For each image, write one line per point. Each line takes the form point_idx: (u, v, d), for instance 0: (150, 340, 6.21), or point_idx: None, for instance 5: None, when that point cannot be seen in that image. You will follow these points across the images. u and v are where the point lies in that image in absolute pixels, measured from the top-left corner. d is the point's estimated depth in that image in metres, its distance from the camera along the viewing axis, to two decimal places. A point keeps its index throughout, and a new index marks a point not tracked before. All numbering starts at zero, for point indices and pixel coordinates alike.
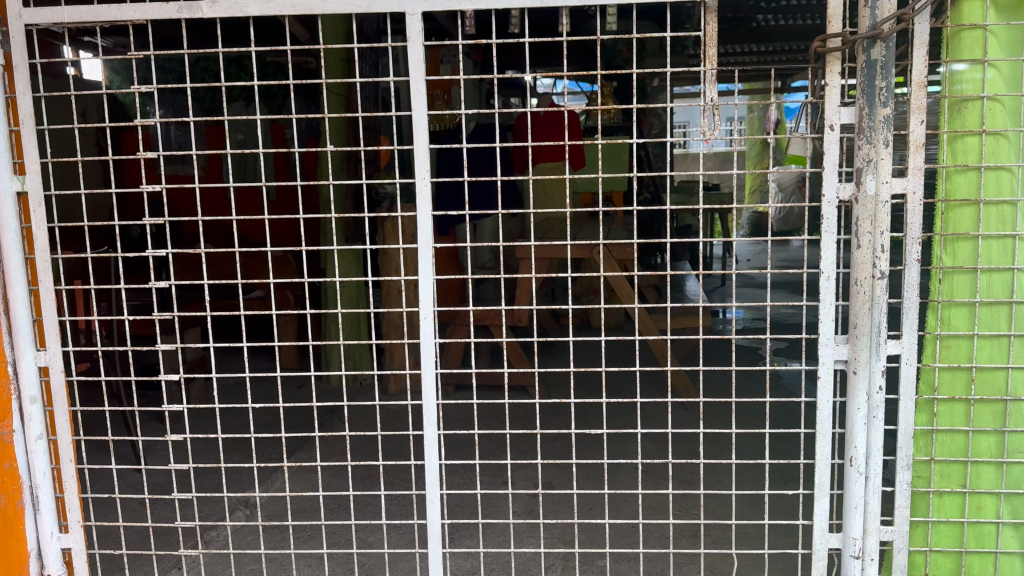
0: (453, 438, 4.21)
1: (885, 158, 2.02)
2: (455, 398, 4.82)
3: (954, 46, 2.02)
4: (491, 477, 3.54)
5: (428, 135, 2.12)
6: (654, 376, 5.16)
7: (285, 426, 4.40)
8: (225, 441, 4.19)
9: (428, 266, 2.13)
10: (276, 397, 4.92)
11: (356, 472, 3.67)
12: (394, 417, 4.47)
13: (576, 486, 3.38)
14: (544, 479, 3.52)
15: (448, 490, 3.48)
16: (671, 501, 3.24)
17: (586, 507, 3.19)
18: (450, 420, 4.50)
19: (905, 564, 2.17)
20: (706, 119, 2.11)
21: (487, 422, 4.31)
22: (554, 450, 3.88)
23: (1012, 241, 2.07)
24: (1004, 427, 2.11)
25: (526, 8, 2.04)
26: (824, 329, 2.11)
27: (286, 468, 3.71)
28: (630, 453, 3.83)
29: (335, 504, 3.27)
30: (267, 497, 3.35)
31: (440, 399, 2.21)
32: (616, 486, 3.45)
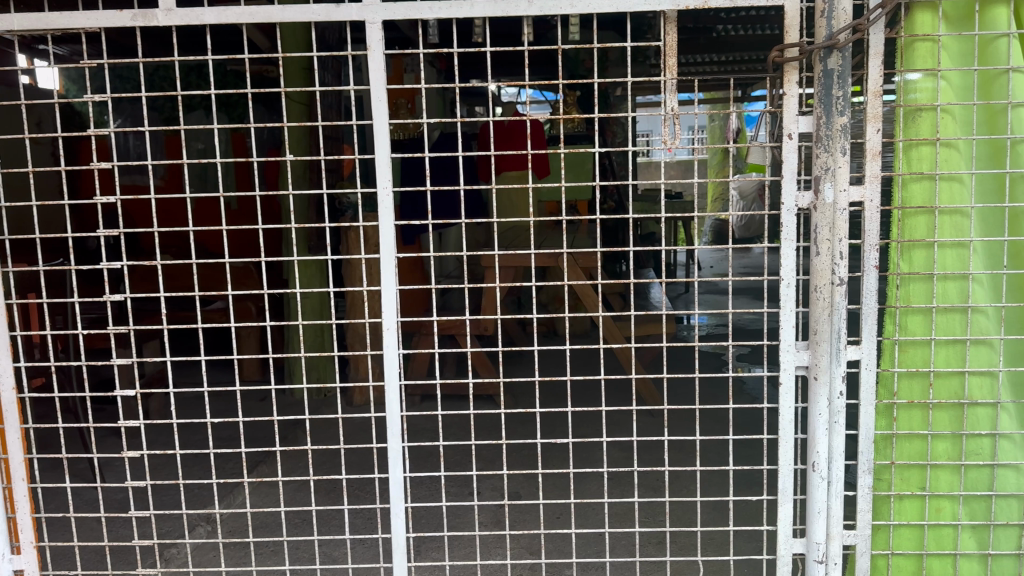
0: (417, 450, 4.19)
1: (843, 166, 2.05)
2: (417, 409, 4.81)
3: (908, 56, 2.06)
4: (456, 488, 3.52)
5: (390, 144, 2.10)
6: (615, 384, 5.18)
7: (245, 441, 4.34)
8: (183, 456, 4.12)
9: (390, 276, 2.11)
10: (235, 412, 4.83)
11: (319, 487, 3.63)
12: (358, 430, 4.43)
13: (543, 496, 3.39)
14: (511, 489, 3.53)
15: (413, 503, 3.46)
16: (637, 509, 3.27)
17: (554, 516, 3.20)
18: (413, 432, 4.48)
19: (867, 568, 2.20)
20: (667, 128, 2.15)
21: (452, 433, 4.29)
22: (520, 460, 3.87)
23: (967, 249, 2.10)
24: (962, 430, 2.15)
25: (487, 17, 2.05)
26: (784, 336, 2.14)
27: (247, 484, 3.65)
28: (596, 461, 3.85)
29: (298, 519, 3.22)
30: (228, 513, 3.29)
31: (405, 412, 2.20)
32: (582, 494, 3.47)
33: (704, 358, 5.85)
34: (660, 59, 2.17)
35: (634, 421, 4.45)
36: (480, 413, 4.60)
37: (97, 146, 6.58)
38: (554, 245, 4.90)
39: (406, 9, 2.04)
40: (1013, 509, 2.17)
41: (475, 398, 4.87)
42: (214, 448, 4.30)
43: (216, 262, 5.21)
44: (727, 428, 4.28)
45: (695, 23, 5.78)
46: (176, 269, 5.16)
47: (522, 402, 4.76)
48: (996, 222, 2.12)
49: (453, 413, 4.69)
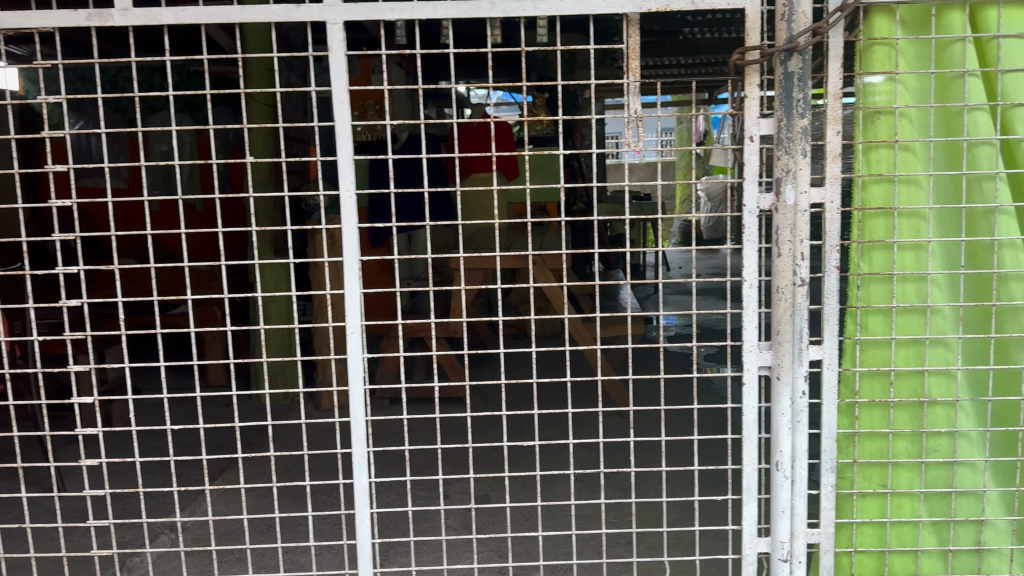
0: (383, 454, 4.16)
1: (804, 168, 2.07)
2: (383, 413, 4.78)
3: (866, 59, 2.09)
4: (423, 493, 3.50)
5: (353, 146, 2.08)
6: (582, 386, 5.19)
7: (207, 447, 4.28)
8: (143, 464, 4.05)
9: (354, 279, 2.09)
10: (197, 418, 4.77)
11: (284, 493, 3.59)
12: (323, 435, 4.40)
13: (510, 499, 3.38)
14: (478, 492, 3.51)
15: (379, 509, 3.44)
16: (603, 510, 3.28)
17: (521, 518, 3.19)
18: (379, 436, 4.45)
19: (831, 566, 2.22)
20: (631, 130, 2.16)
21: (418, 437, 4.27)
22: (486, 464, 3.86)
23: (926, 249, 2.13)
24: (922, 428, 2.18)
25: (450, 18, 2.03)
26: (747, 336, 2.16)
27: (209, 492, 3.60)
28: (563, 463, 3.86)
29: (261, 527, 3.18)
30: (190, 522, 3.24)
31: (369, 417, 2.18)
32: (549, 497, 3.47)
33: (672, 359, 5.89)
34: (623, 61, 2.17)
35: (601, 422, 4.46)
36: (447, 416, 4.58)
37: (55, 148, 6.45)
38: (520, 247, 4.90)
39: (368, 10, 2.01)
40: (971, 505, 2.21)
41: (441, 401, 4.85)
42: (175, 455, 4.23)
43: (176, 267, 5.23)
44: (693, 429, 4.31)
45: (661, 26, 5.81)
46: (135, 273, 5.12)
47: (489, 405, 4.75)
48: (954, 223, 2.16)
49: (419, 417, 4.66)
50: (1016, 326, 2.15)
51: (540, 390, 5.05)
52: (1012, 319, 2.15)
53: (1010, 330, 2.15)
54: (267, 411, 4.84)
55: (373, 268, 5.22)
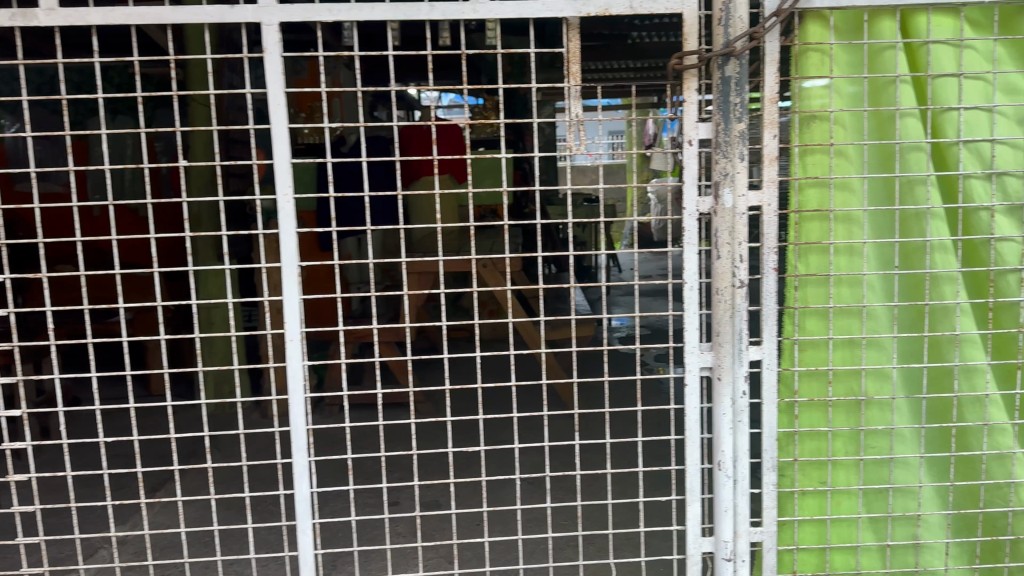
0: (325, 463, 4.12)
1: (741, 171, 2.10)
2: (323, 422, 4.75)
3: (803, 63, 2.12)
4: (366, 502, 3.48)
5: (290, 149, 2.05)
6: (527, 389, 5.20)
7: (143, 460, 4.19)
8: (76, 478, 3.95)
9: (293, 286, 2.06)
10: (135, 429, 4.67)
11: (223, 505, 3.53)
12: (261, 446, 4.34)
13: (456, 506, 3.37)
14: (422, 499, 3.50)
15: (322, 519, 3.41)
16: (549, 514, 3.30)
17: (467, 525, 3.19)
18: (321, 444, 4.42)
19: (774, 564, 2.25)
20: (573, 134, 2.18)
21: (362, 445, 4.24)
22: (432, 470, 3.85)
23: (861, 249, 2.17)
24: (859, 426, 2.22)
25: (389, 20, 2.02)
26: (689, 338, 2.18)
27: (145, 505, 3.52)
28: (509, 468, 3.86)
29: (199, 540, 3.12)
30: (126, 538, 3.17)
31: (310, 426, 2.14)
32: (495, 502, 3.47)
33: (624, 359, 5.94)
34: (563, 65, 2.18)
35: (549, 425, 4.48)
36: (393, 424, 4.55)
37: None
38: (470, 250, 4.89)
39: (304, 11, 1.99)
40: (908, 501, 2.26)
41: (385, 408, 4.84)
42: (109, 468, 4.13)
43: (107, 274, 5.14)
44: (638, 430, 4.36)
45: None
46: (66, 281, 4.99)
47: (433, 411, 4.74)
48: (887, 224, 2.19)
49: (361, 424, 4.63)
50: (948, 326, 2.19)
51: (485, 395, 5.04)
52: (945, 319, 2.19)
53: (943, 329, 2.19)
54: (205, 422, 4.78)
55: (319, 273, 5.16)
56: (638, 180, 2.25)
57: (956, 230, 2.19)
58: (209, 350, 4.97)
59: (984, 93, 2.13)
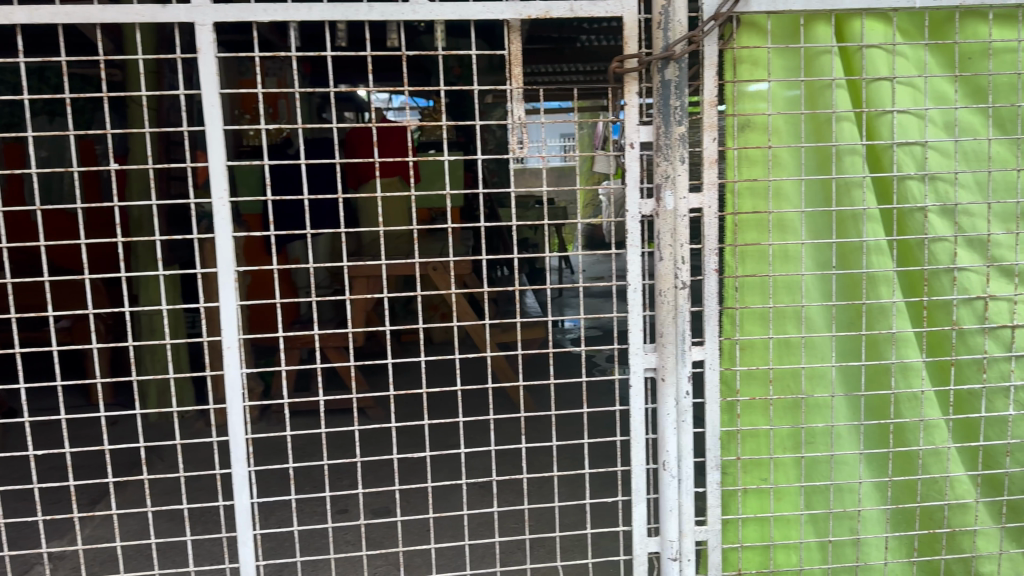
0: (266, 473, 4.09)
1: (682, 174, 2.12)
2: (264, 431, 4.69)
3: (742, 67, 2.14)
4: (309, 512, 3.44)
5: (225, 151, 2.01)
6: (475, 393, 5.21)
7: (76, 474, 4.09)
8: (6, 494, 3.83)
9: (230, 292, 2.01)
10: (69, 442, 4.54)
11: (158, 518, 3.47)
12: (198, 458, 4.27)
13: (401, 513, 3.35)
14: (366, 507, 3.47)
15: (262, 530, 3.37)
16: (496, 519, 3.30)
17: (412, 532, 3.18)
18: (262, 453, 4.38)
19: (718, 563, 2.27)
20: (515, 136, 2.14)
21: (302, 454, 4.20)
22: (376, 478, 3.82)
23: (799, 249, 2.21)
24: (800, 423, 2.26)
25: (326, 20, 1.99)
26: (633, 339, 2.18)
27: (77, 521, 3.44)
28: (455, 473, 3.85)
29: (135, 555, 3.06)
30: (56, 555, 3.08)
31: (250, 436, 2.10)
32: (441, 509, 3.47)
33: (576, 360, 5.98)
34: (506, 68, 2.17)
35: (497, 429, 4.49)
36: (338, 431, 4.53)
37: None
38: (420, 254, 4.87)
39: (239, 10, 1.95)
40: (848, 497, 2.31)
41: (327, 414, 4.81)
42: (40, 483, 4.02)
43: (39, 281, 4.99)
44: (585, 432, 4.39)
45: None
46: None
47: (380, 417, 4.71)
48: (825, 225, 2.23)
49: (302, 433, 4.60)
50: (885, 324, 2.24)
51: (430, 399, 5.03)
52: (881, 318, 2.24)
53: (880, 327, 2.24)
54: (139, 433, 4.69)
55: (263, 278, 5.07)
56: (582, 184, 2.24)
57: (891, 231, 2.24)
58: (149, 358, 4.86)
59: (914, 98, 2.18)
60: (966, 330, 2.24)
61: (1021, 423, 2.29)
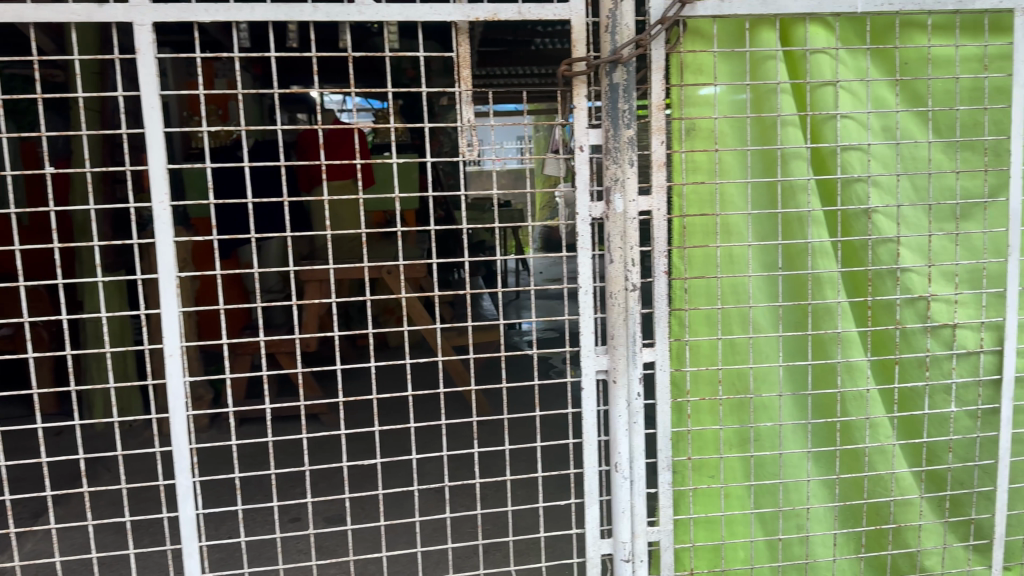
0: (211, 484, 4.04)
1: (631, 177, 2.12)
2: (208, 441, 4.63)
3: (689, 70, 2.16)
4: (257, 523, 3.40)
5: (166, 155, 1.96)
6: (430, 397, 5.19)
7: (14, 488, 3.98)
8: None
9: (172, 298, 1.98)
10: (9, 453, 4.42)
11: (101, 532, 3.40)
12: (141, 469, 4.20)
13: (352, 521, 3.34)
14: (316, 516, 3.45)
15: (209, 542, 3.33)
16: (448, 525, 3.30)
17: (363, 540, 3.17)
18: (206, 464, 4.32)
19: (670, 563, 2.28)
20: (465, 139, 2.13)
21: (248, 464, 4.15)
22: (327, 486, 3.79)
23: (745, 251, 2.24)
24: (749, 423, 2.29)
25: (268, 21, 1.96)
26: (584, 341, 2.18)
27: (16, 535, 3.36)
28: (407, 480, 3.84)
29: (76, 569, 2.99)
30: None
31: (195, 445, 2.06)
32: (392, 516, 3.46)
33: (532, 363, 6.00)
34: (454, 70, 2.15)
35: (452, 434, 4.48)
36: (281, 441, 4.49)
37: None
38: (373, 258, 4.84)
39: (179, 10, 1.91)
40: (797, 495, 2.34)
41: (279, 421, 4.75)
42: None
43: None
44: (538, 436, 4.41)
45: None
46: None
47: (332, 424, 4.67)
48: (771, 227, 2.26)
49: (248, 442, 4.55)
50: (830, 324, 2.27)
51: (382, 405, 5.00)
52: (826, 318, 2.27)
53: (826, 328, 2.27)
54: (78, 444, 4.60)
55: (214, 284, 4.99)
56: (534, 187, 2.25)
57: (835, 232, 2.27)
58: (94, 366, 4.76)
59: (857, 101, 2.22)
60: (909, 329, 2.29)
61: (962, 420, 2.35)
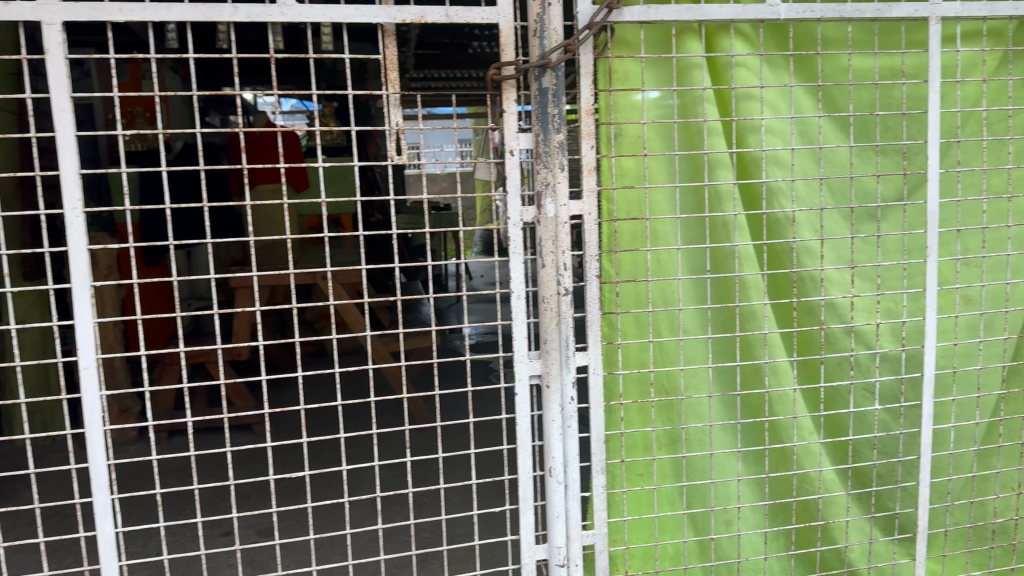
0: (131, 501, 3.93)
1: (562, 181, 2.12)
2: (132, 455, 4.49)
3: (617, 75, 2.17)
4: (181, 540, 3.32)
5: (78, 160, 1.88)
6: (366, 405, 5.13)
7: None
8: None
9: (86, 308, 1.89)
10: None
11: (13, 555, 3.29)
12: (55, 489, 4.09)
13: (280, 536, 3.28)
14: (244, 531, 3.38)
15: (127, 561, 3.24)
16: (380, 536, 3.28)
17: (291, 555, 3.12)
18: (124, 481, 4.19)
19: (605, 566, 2.28)
20: (393, 143, 2.09)
21: (168, 480, 4.06)
22: (254, 500, 3.72)
23: (674, 253, 2.27)
24: (680, 424, 2.31)
25: (186, 22, 1.90)
26: (517, 346, 2.17)
27: None
28: (337, 492, 3.79)
29: None
30: None
31: (112, 461, 1.98)
32: (323, 529, 3.42)
33: (472, 368, 5.98)
34: (382, 74, 2.12)
35: (387, 442, 4.44)
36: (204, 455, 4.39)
37: None
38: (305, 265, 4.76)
39: (90, 10, 1.84)
40: (728, 494, 2.37)
41: (207, 434, 4.64)
42: None
43: None
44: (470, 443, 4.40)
45: None
46: None
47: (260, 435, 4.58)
48: (698, 231, 2.29)
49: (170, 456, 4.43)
50: (757, 326, 2.31)
51: (308, 416, 4.91)
52: (753, 320, 2.31)
53: (753, 329, 2.31)
54: None
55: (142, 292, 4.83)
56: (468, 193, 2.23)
57: (760, 235, 2.31)
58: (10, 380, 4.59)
59: (783, 105, 2.26)
60: (833, 330, 2.35)
61: (886, 417, 2.41)
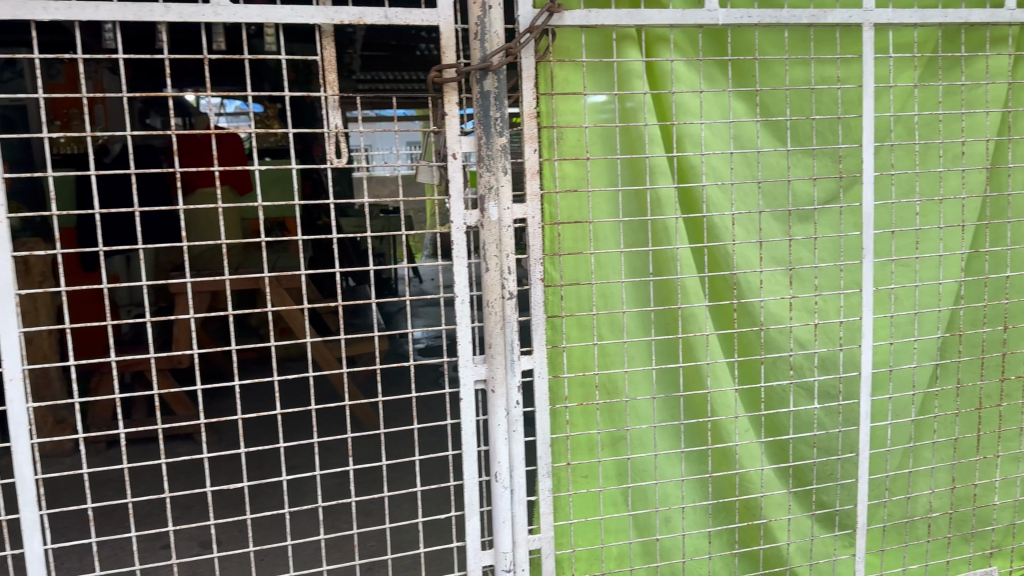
0: (63, 515, 3.82)
1: (505, 185, 2.11)
2: (66, 467, 4.37)
3: (559, 79, 2.16)
4: (114, 556, 3.24)
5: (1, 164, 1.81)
6: (312, 412, 5.07)
7: None
8: None
9: (11, 317, 1.82)
10: None
11: None
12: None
13: (219, 549, 3.22)
14: (181, 545, 3.31)
15: None
16: (323, 547, 3.24)
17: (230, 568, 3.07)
18: (57, 495, 4.09)
19: (551, 570, 2.28)
20: (332, 146, 2.05)
21: (99, 493, 3.98)
22: (193, 512, 3.64)
23: (618, 256, 2.27)
24: (625, 426, 2.32)
25: (114, 22, 1.84)
26: (462, 351, 2.15)
27: None
28: (278, 503, 3.73)
29: None
30: None
31: (42, 475, 1.90)
32: (263, 541, 3.36)
33: (420, 373, 5.94)
34: (320, 75, 2.08)
35: (332, 449, 4.39)
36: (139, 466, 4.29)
37: None
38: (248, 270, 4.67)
39: (12, 8, 1.77)
40: (672, 494, 2.40)
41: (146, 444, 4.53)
42: None
43: None
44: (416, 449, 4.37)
45: None
46: None
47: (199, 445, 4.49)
48: (641, 235, 2.31)
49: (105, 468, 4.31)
50: (698, 327, 2.33)
51: (247, 425, 4.82)
52: (694, 321, 2.33)
53: (694, 331, 2.33)
54: None
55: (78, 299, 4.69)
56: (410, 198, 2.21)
57: (701, 238, 2.34)
58: None
59: (721, 110, 2.30)
60: (772, 331, 2.39)
61: (824, 416, 2.46)
